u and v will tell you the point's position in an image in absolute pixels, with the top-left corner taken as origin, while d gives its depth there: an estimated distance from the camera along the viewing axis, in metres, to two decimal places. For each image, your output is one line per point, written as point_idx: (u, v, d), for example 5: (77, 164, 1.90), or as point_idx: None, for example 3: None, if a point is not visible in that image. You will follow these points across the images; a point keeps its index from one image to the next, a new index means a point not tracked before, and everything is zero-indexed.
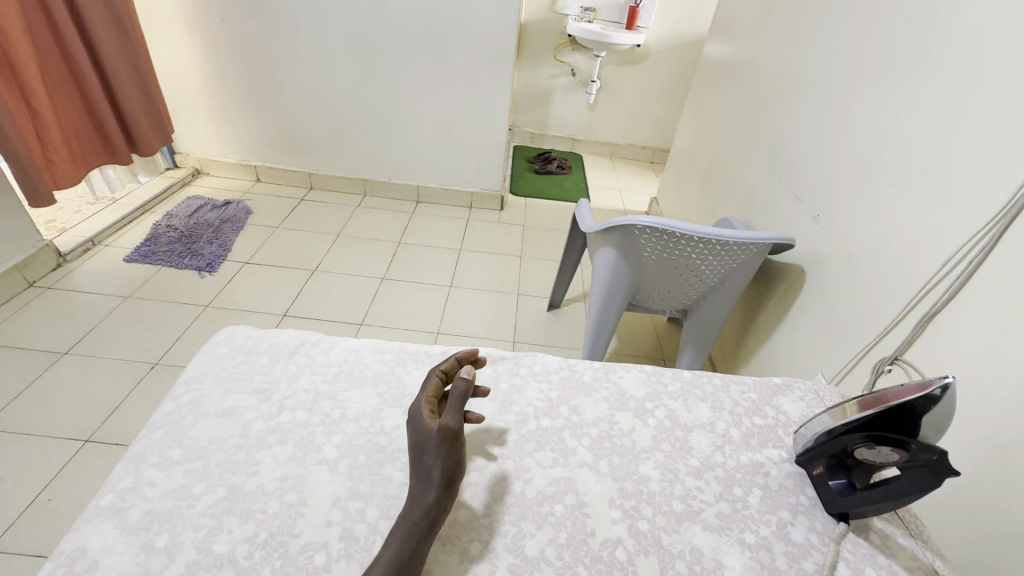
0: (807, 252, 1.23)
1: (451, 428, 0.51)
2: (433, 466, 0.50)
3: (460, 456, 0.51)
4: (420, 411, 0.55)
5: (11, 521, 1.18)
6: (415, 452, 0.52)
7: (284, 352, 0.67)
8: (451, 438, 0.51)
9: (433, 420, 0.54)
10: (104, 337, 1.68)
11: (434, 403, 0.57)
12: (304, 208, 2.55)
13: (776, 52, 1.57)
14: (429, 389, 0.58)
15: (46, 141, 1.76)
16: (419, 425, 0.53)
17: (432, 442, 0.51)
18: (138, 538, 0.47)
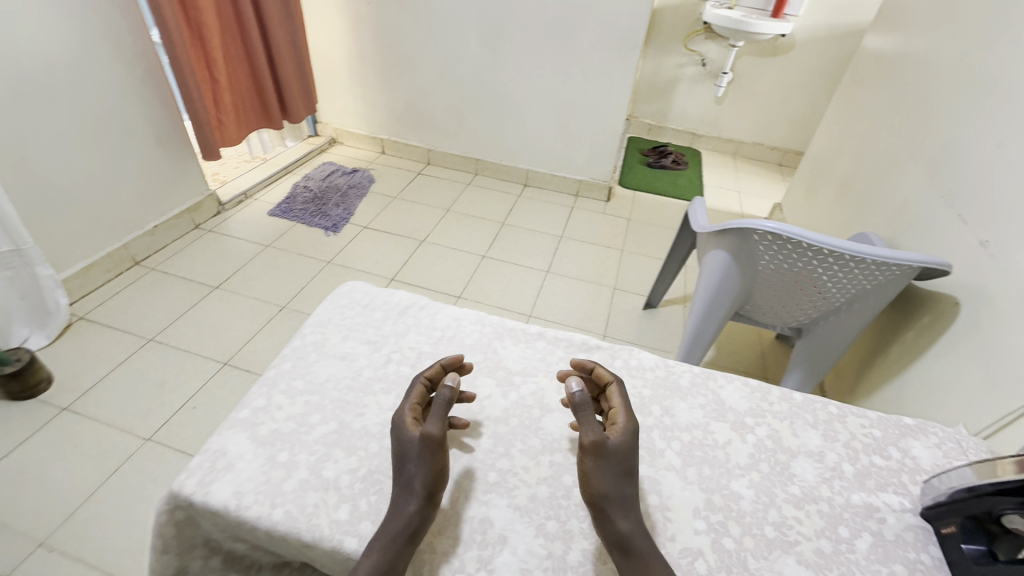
0: (966, 282, 1.06)
1: (434, 435, 0.49)
2: (413, 475, 0.49)
3: (439, 465, 0.49)
4: (402, 421, 0.52)
5: (166, 419, 1.42)
6: (396, 462, 0.50)
7: (396, 310, 0.73)
8: (432, 446, 0.49)
9: (415, 428, 0.52)
10: (246, 278, 1.94)
11: (418, 411, 0.54)
12: (420, 182, 2.71)
13: (957, 47, 1.34)
14: (413, 396, 0.55)
15: (221, 104, 2.05)
16: (400, 433, 0.51)
17: (414, 453, 0.49)
18: (264, 450, 0.54)
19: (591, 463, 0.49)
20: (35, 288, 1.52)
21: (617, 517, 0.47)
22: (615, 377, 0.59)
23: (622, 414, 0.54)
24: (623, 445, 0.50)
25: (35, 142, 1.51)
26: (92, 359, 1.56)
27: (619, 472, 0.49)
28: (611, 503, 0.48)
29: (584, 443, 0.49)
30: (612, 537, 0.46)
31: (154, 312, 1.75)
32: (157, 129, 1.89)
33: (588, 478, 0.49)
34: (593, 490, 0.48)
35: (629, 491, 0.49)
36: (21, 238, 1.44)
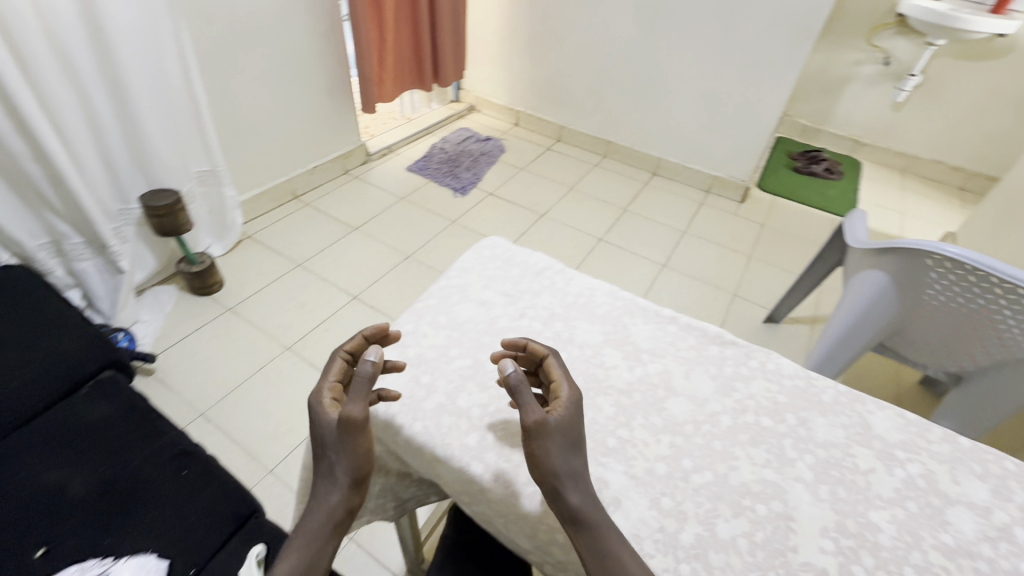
0: None
1: (357, 419, 0.48)
2: (335, 463, 0.49)
3: (359, 449, 0.49)
4: (317, 400, 0.51)
5: (303, 335, 1.63)
6: (317, 448, 0.50)
7: (533, 270, 0.75)
8: (357, 430, 0.48)
9: (328, 406, 0.51)
10: (380, 224, 2.13)
11: (338, 390, 0.53)
12: (548, 157, 2.73)
13: None
14: (331, 372, 0.54)
15: (383, 62, 2.22)
16: (317, 419, 0.50)
17: (337, 438, 0.49)
18: (410, 369, 0.60)
19: (535, 442, 0.47)
20: (221, 204, 1.80)
21: (567, 492, 0.46)
22: (550, 352, 0.56)
23: (562, 387, 0.52)
24: (566, 419, 0.49)
25: (239, 80, 1.77)
26: (254, 272, 1.82)
27: (565, 446, 0.48)
28: (563, 479, 0.46)
29: (527, 423, 0.47)
30: (568, 514, 0.45)
31: (303, 242, 1.98)
32: (329, 80, 2.11)
33: (537, 458, 0.47)
34: (542, 469, 0.46)
35: (574, 465, 0.47)
36: (217, 160, 1.71)
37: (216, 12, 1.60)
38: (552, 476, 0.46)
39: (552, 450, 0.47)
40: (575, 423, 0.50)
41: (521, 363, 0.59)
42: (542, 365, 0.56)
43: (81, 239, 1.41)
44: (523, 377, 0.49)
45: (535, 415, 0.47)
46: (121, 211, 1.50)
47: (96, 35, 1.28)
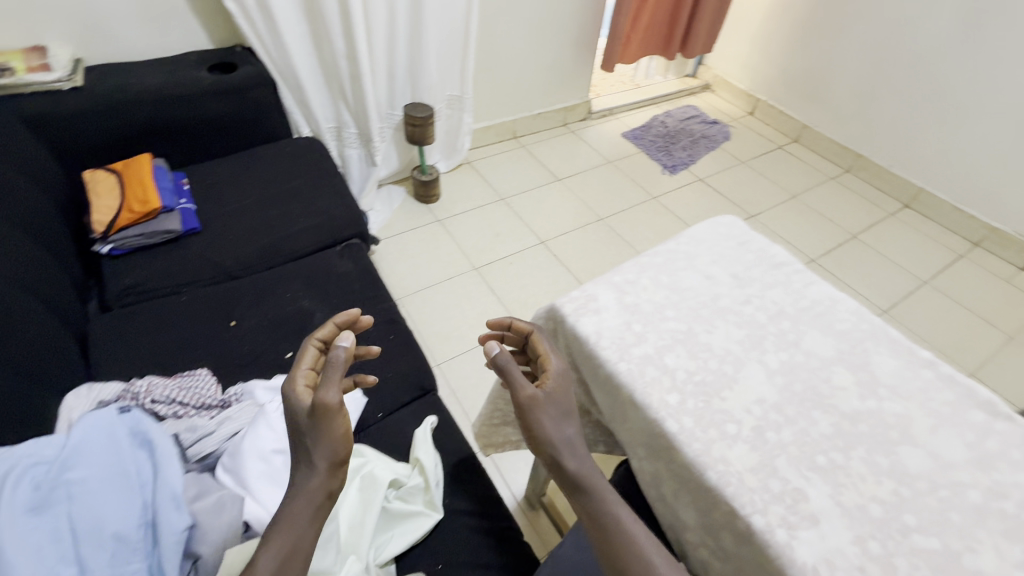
0: None
1: (333, 404, 0.55)
2: (313, 450, 0.54)
3: (336, 433, 0.54)
4: (293, 387, 0.57)
5: (490, 261, 1.78)
6: (294, 434, 0.55)
7: (770, 261, 0.69)
8: (332, 415, 0.54)
9: (299, 392, 0.57)
10: (582, 182, 2.17)
11: (310, 376, 0.60)
12: (776, 156, 2.45)
13: None
14: (306, 361, 0.61)
15: (637, 22, 2.18)
16: (292, 406, 0.56)
17: (312, 426, 0.54)
18: (624, 314, 0.61)
19: (532, 409, 0.53)
20: (457, 128, 1.99)
21: (566, 460, 0.52)
22: (533, 328, 0.61)
23: (551, 360, 0.58)
24: (555, 392, 0.55)
25: (505, 18, 1.90)
26: (464, 195, 2.02)
27: (558, 414, 0.53)
28: (560, 449, 0.52)
29: (520, 399, 0.53)
30: (570, 480, 0.51)
31: (510, 179, 2.13)
32: (581, 32, 2.14)
33: (533, 428, 0.53)
34: (540, 438, 0.53)
35: (569, 436, 0.53)
36: (466, 87, 1.89)
37: None
38: (550, 446, 0.52)
39: (545, 420, 0.53)
40: (565, 400, 0.55)
41: (509, 343, 0.64)
42: (528, 342, 0.62)
43: (355, 130, 1.71)
44: (511, 358, 0.55)
45: (528, 391, 0.54)
46: (387, 114, 1.77)
47: None
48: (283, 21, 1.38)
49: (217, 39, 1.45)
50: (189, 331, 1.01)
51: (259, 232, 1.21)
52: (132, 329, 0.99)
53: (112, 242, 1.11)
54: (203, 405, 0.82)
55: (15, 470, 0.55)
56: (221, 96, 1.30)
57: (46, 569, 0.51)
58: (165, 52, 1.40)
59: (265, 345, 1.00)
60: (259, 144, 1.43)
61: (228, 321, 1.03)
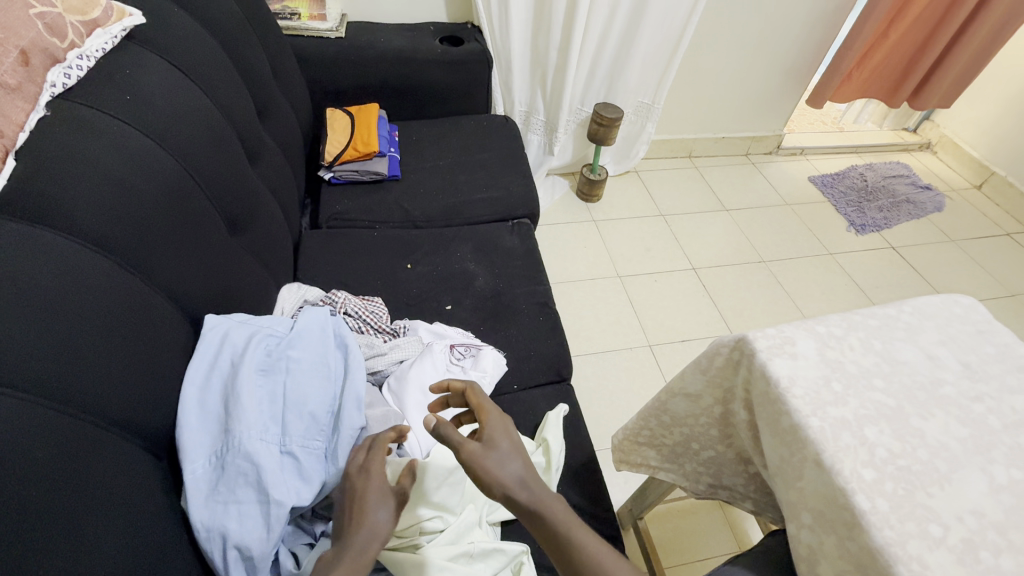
0: None
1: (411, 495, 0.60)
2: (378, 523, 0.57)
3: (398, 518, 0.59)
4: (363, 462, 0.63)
5: (634, 273, 1.75)
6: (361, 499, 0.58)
7: (1017, 362, 0.59)
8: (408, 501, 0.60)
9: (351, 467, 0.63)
10: (751, 219, 2.02)
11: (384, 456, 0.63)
12: (999, 244, 2.05)
13: None
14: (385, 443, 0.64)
15: (865, 59, 1.97)
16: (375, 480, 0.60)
17: (383, 495, 0.59)
18: (824, 369, 0.56)
19: (479, 463, 0.58)
20: (637, 135, 1.98)
21: (518, 495, 0.57)
22: (468, 385, 0.68)
23: (480, 408, 0.64)
24: (489, 436, 0.61)
25: (719, 34, 1.83)
26: (624, 202, 2.00)
27: (497, 456, 0.59)
28: (510, 486, 0.57)
29: (461, 457, 0.59)
30: (527, 513, 0.56)
31: (675, 197, 2.06)
32: (796, 61, 1.99)
33: (481, 476, 0.58)
34: (488, 483, 0.58)
35: (516, 472, 0.58)
36: (659, 97, 1.86)
37: None
38: (500, 485, 0.57)
39: (486, 473, 0.58)
40: (504, 440, 0.61)
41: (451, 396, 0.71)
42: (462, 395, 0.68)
43: (543, 119, 1.79)
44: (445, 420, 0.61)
45: (466, 446, 0.60)
46: (576, 109, 1.82)
47: None
48: (514, 6, 1.47)
49: (452, 14, 1.61)
50: (374, 262, 1.14)
51: (445, 192, 1.32)
52: (331, 249, 1.15)
53: (333, 171, 1.30)
54: (379, 329, 0.92)
55: (257, 336, 0.69)
56: (444, 65, 1.44)
57: (263, 422, 0.61)
58: (408, 19, 1.59)
59: (431, 293, 1.10)
60: (461, 114, 1.56)
61: (405, 263, 1.15)
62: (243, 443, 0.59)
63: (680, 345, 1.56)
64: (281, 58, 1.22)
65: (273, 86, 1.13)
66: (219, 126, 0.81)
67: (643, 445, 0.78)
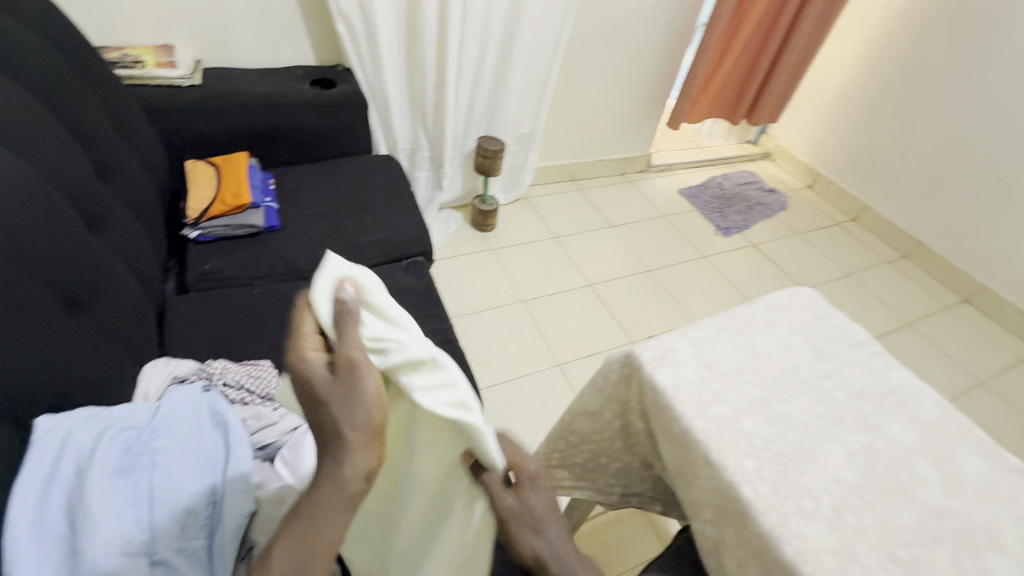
0: None
1: (352, 368, 0.44)
2: (343, 421, 0.45)
3: (364, 398, 0.45)
4: (349, 344, 0.45)
5: (535, 296, 1.79)
6: (314, 410, 0.46)
7: (853, 340, 0.68)
8: (359, 376, 0.44)
9: (318, 355, 0.46)
10: (634, 232, 2.18)
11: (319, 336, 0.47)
12: (831, 233, 2.42)
13: None
14: (306, 323, 0.47)
15: (708, 84, 2.25)
16: (304, 378, 0.45)
17: (331, 395, 0.45)
18: (702, 371, 0.61)
19: (514, 540, 0.55)
20: (521, 164, 2.06)
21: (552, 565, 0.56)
22: None
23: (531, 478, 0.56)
24: (540, 517, 0.55)
25: (584, 68, 1.99)
26: (518, 228, 2.07)
27: (538, 537, 0.55)
28: (544, 558, 0.56)
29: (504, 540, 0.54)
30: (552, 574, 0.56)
31: (564, 219, 2.17)
32: (652, 89, 2.22)
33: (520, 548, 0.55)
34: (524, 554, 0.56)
35: (551, 545, 0.56)
36: (537, 127, 1.96)
37: (598, 10, 1.83)
38: (533, 558, 0.56)
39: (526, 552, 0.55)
40: (548, 518, 0.56)
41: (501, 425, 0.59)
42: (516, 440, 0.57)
43: (429, 154, 1.81)
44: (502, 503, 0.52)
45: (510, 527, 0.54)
46: (460, 143, 1.85)
47: (515, 6, 1.58)
48: (384, 47, 1.48)
49: (321, 57, 1.57)
50: (257, 321, 1.05)
51: (332, 238, 1.26)
52: (204, 313, 1.04)
53: (201, 228, 1.19)
54: (267, 396, 0.84)
55: (109, 433, 0.60)
56: (317, 108, 1.39)
57: (122, 531, 0.52)
58: (274, 63, 1.53)
59: None
60: (341, 156, 1.52)
61: None
62: (96, 561, 0.49)
63: (587, 361, 1.62)
64: (125, 109, 1.11)
65: (116, 140, 1.02)
66: (45, 189, 0.70)
67: (557, 467, 0.78)
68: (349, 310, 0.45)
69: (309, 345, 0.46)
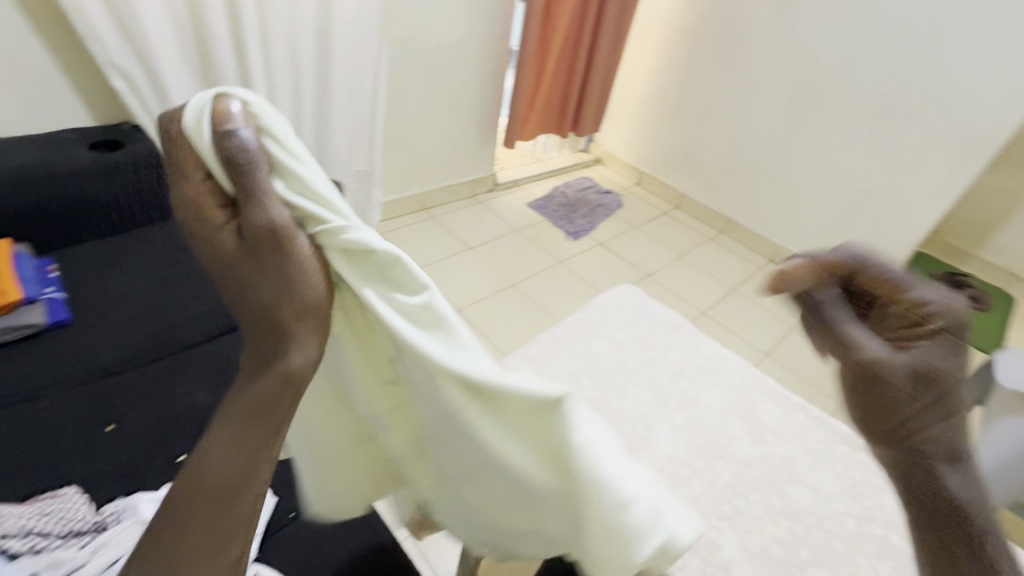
0: None
1: (268, 228, 0.45)
2: (280, 289, 0.46)
3: (295, 260, 0.46)
4: (255, 207, 0.44)
5: None
6: (247, 283, 0.47)
7: (669, 324, 0.78)
8: (282, 237, 0.45)
9: (225, 219, 0.47)
10: (493, 250, 2.25)
11: (222, 205, 0.47)
12: (663, 222, 2.74)
13: None
14: (208, 197, 0.46)
15: (532, 103, 2.42)
16: (225, 252, 0.47)
17: (265, 264, 0.46)
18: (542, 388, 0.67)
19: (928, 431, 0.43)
20: (366, 201, 2.01)
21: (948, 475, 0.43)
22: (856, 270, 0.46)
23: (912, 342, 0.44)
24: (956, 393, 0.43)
25: (410, 100, 2.00)
26: None
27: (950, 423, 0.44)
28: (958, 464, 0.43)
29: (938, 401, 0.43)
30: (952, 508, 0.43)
31: (422, 249, 2.15)
32: (482, 112, 2.31)
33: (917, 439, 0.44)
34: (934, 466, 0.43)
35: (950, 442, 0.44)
36: (375, 162, 1.93)
37: (411, 43, 1.86)
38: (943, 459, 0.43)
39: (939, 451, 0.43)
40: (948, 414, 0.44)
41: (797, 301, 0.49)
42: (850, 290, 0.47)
43: None
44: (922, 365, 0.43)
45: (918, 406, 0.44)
46: None
47: (322, 46, 1.54)
48: (176, 99, 1.33)
49: (100, 116, 1.37)
50: (54, 440, 0.87)
51: (147, 320, 1.10)
52: None
53: None
54: (70, 532, 0.70)
55: None
56: (103, 175, 1.21)
57: None
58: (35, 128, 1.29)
59: (153, 447, 0.89)
60: (148, 224, 1.33)
61: (105, 425, 0.90)
62: None
63: None
64: None
65: None
66: None
67: None
68: (246, 164, 0.44)
69: (210, 208, 0.46)
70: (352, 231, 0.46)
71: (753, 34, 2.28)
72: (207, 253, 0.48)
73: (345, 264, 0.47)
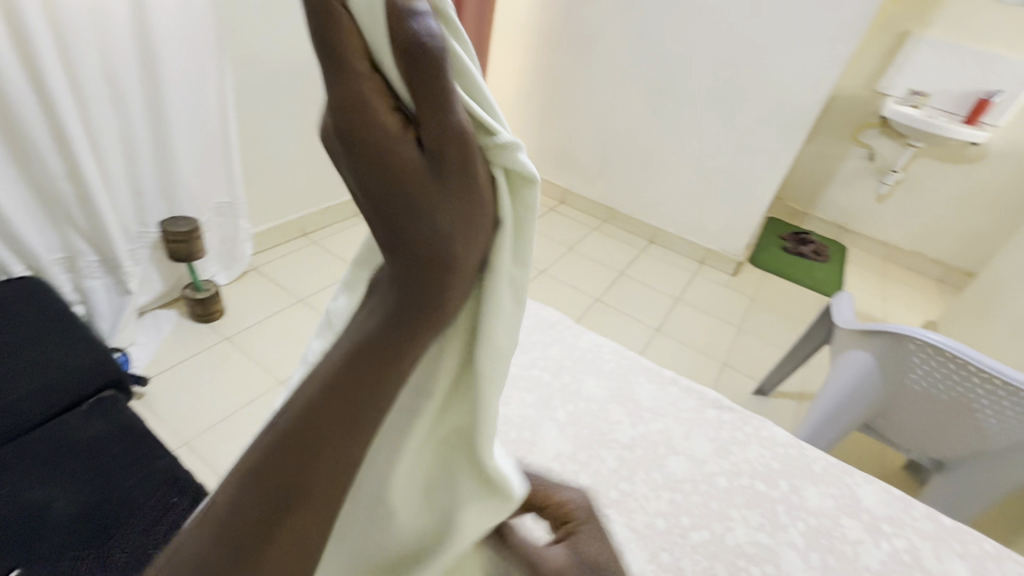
0: None
1: (463, 149, 0.32)
2: (460, 235, 0.33)
3: (481, 197, 0.33)
4: (447, 116, 0.31)
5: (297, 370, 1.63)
6: (417, 222, 0.32)
7: (545, 323, 0.86)
8: (474, 163, 0.32)
9: (402, 129, 0.30)
10: None
11: (387, 105, 0.30)
12: (550, 218, 2.84)
13: None
14: (373, 88, 0.29)
15: None
16: (400, 177, 0.31)
17: (443, 200, 0.32)
18: None
19: None
20: (234, 235, 1.84)
21: None
22: None
23: None
24: None
25: (269, 122, 1.87)
26: (254, 303, 1.84)
27: None
28: None
29: None
30: None
31: (306, 277, 2.02)
32: None
33: None
34: None
35: None
36: (236, 192, 1.77)
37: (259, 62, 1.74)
38: None
39: None
40: None
41: None
42: None
43: (96, 258, 1.46)
44: None
45: None
46: (137, 233, 1.54)
47: (148, 71, 1.38)
48: None
49: None
50: None
51: None
52: None
53: None
54: None
55: None
56: None
57: None
58: None
59: None
60: None
61: None
62: None
63: None
64: None
65: None
66: None
67: None
68: (441, 65, 0.30)
69: (386, 113, 0.30)
70: (529, 164, 0.36)
71: (603, 34, 2.43)
72: (367, 171, 0.31)
73: (509, 235, 0.36)
